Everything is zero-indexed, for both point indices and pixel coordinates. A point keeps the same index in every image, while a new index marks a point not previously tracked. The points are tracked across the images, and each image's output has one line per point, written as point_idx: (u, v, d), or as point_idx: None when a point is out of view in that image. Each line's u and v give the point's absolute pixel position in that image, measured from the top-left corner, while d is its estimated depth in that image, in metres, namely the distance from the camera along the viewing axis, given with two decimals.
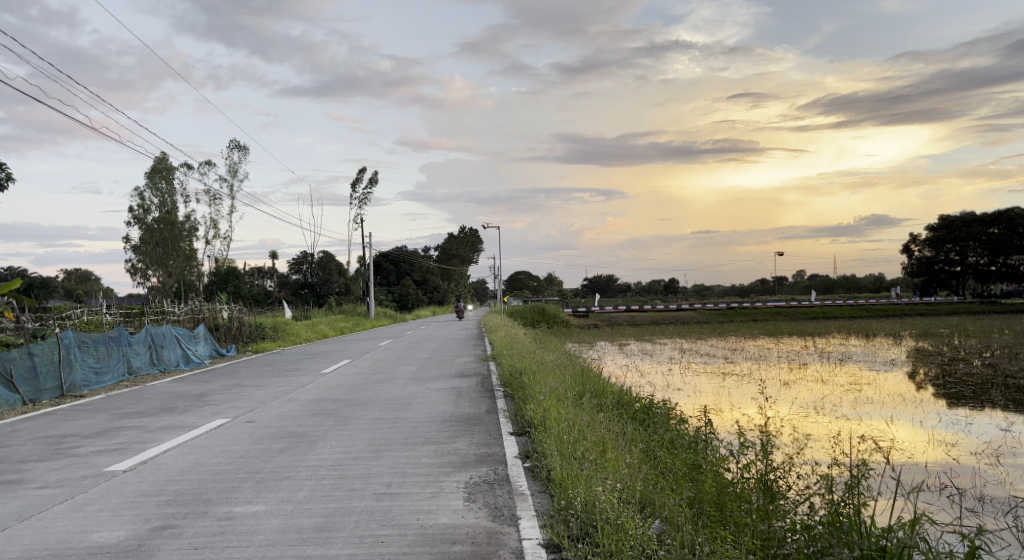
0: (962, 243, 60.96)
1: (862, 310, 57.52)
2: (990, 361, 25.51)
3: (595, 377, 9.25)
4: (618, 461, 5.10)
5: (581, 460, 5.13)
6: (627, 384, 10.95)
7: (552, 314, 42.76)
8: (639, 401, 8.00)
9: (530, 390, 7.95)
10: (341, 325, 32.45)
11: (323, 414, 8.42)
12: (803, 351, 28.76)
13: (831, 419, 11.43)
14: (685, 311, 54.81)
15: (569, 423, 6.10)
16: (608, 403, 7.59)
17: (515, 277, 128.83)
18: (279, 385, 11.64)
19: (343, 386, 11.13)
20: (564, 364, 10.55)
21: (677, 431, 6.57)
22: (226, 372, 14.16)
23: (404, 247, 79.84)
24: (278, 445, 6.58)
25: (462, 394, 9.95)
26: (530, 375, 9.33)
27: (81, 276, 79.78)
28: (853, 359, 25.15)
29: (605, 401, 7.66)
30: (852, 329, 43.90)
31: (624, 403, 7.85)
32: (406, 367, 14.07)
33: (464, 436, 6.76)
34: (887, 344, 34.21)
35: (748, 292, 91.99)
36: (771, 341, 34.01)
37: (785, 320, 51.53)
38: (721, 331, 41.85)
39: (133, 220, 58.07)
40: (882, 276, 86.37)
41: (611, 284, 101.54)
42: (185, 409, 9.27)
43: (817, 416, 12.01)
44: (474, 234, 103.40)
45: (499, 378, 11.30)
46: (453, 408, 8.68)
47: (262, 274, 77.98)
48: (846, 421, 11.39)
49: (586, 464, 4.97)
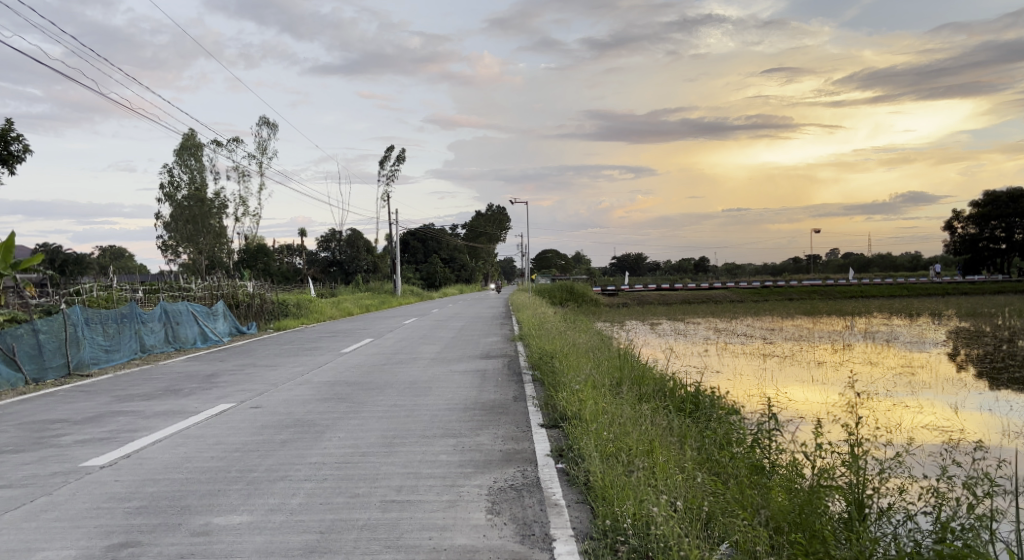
0: (1009, 219, 58.12)
1: (902, 289, 55.39)
2: None
3: (633, 362, 8.38)
4: (670, 467, 4.26)
5: (625, 464, 4.30)
6: (665, 368, 10.01)
7: (580, 292, 41.87)
8: (685, 388, 7.13)
9: (563, 376, 7.13)
10: (366, 303, 32.05)
11: (335, 399, 7.76)
12: (843, 331, 27.46)
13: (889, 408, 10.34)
14: (717, 290, 53.41)
15: (609, 416, 5.25)
16: (651, 391, 6.74)
17: (542, 256, 127.92)
18: (294, 365, 11.05)
19: (361, 368, 10.50)
20: (598, 347, 9.69)
21: (734, 424, 5.73)
22: (244, 351, 13.68)
23: (430, 224, 79.30)
24: (280, 437, 5.91)
25: (487, 378, 9.20)
26: (562, 358, 8.51)
27: (116, 252, 81.01)
28: (896, 339, 23.85)
29: (647, 389, 6.81)
30: (893, 308, 42.25)
31: (669, 390, 7.00)
32: (429, 347, 13.42)
33: (488, 427, 5.99)
34: (930, 324, 32.61)
35: (781, 271, 89.76)
36: (808, 321, 32.66)
37: (822, 299, 49.91)
38: (756, 310, 40.49)
39: (163, 197, 58.42)
40: (920, 254, 83.40)
41: (640, 263, 100.05)
42: (191, 391, 8.73)
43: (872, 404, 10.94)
44: (501, 211, 102.40)
45: (528, 361, 10.54)
46: (477, 394, 7.94)
47: (291, 251, 78.41)
48: (908, 409, 10.29)
49: (633, 471, 4.14)
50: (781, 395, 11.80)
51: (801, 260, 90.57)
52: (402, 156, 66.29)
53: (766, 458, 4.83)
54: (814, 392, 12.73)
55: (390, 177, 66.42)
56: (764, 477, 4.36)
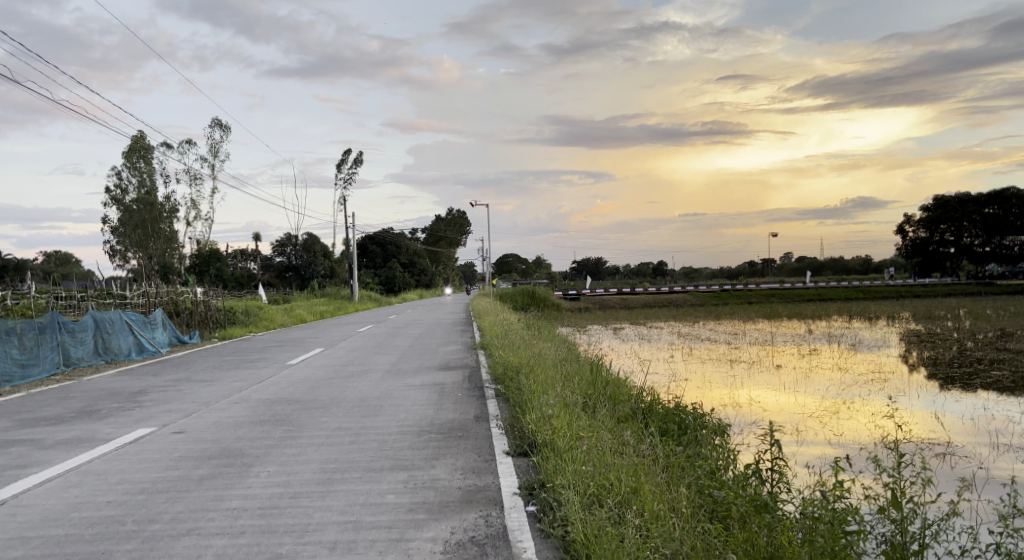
0: (957, 223, 59.95)
1: (857, 292, 56.53)
2: (990, 342, 24.45)
3: (603, 373, 7.69)
4: (667, 514, 3.56)
5: (613, 515, 3.57)
6: (633, 379, 9.39)
7: (542, 297, 41.33)
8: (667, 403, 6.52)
9: (532, 392, 6.44)
10: (321, 309, 30.74)
11: (273, 422, 6.79)
12: (803, 335, 27.58)
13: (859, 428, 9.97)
14: (678, 294, 53.48)
15: (585, 444, 4.53)
16: (629, 409, 6.10)
17: (503, 261, 127.36)
18: (233, 380, 9.95)
19: (307, 382, 9.49)
20: (566, 358, 9.00)
21: (726, 451, 5.11)
22: (182, 362, 12.47)
23: (390, 228, 77.91)
24: (199, 472, 4.91)
25: (446, 394, 8.38)
26: (531, 370, 7.83)
27: (59, 257, 77.18)
28: (853, 343, 23.93)
29: (625, 406, 6.17)
30: (849, 311, 42.98)
31: (649, 407, 6.38)
32: (385, 357, 12.50)
33: (446, 457, 5.20)
34: (884, 326, 33.19)
35: (738, 275, 91.07)
36: (769, 325, 32.76)
37: (781, 303, 50.41)
38: (717, 314, 40.63)
39: (110, 200, 55.85)
40: (870, 258, 85.72)
41: (600, 268, 100.43)
42: (108, 411, 7.62)
43: (840, 422, 10.59)
44: (462, 215, 101.35)
45: (490, 373, 9.82)
46: (434, 413, 7.11)
47: (245, 256, 75.96)
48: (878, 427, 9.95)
49: (627, 525, 3.41)
50: (755, 409, 11.42)
51: (757, 264, 92.16)
52: (359, 159, 64.95)
53: (769, 496, 4.18)
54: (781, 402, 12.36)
55: (347, 180, 64.98)
56: (775, 518, 3.71)
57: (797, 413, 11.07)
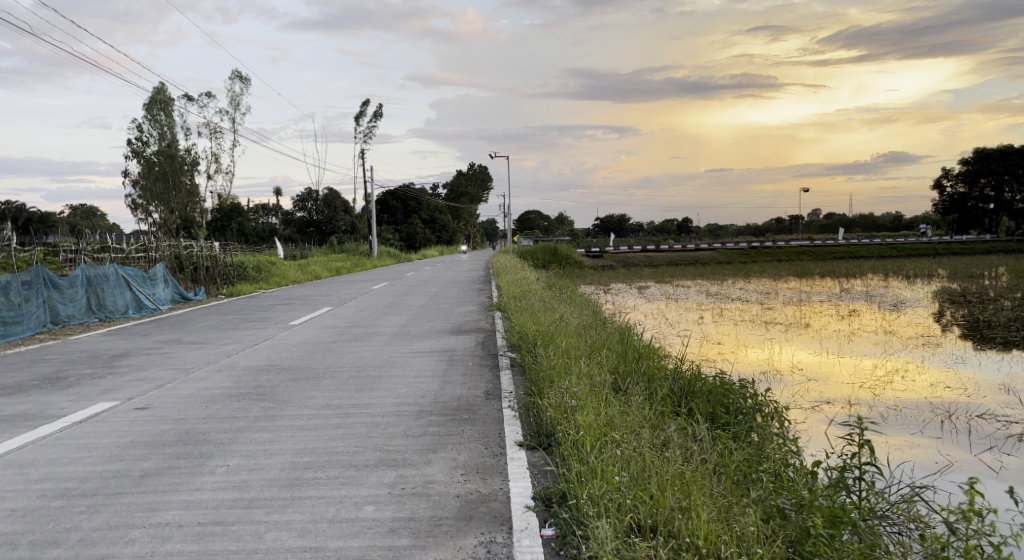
0: (999, 178, 57.06)
1: (892, 250, 54.42)
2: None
3: (633, 344, 6.68)
4: None
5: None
6: (665, 348, 8.40)
7: (565, 254, 40.26)
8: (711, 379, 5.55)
9: (551, 368, 5.47)
10: (337, 265, 29.97)
11: (252, 397, 5.85)
12: (835, 294, 26.37)
13: (913, 405, 8.96)
14: (705, 252, 52.08)
15: (624, 448, 3.59)
16: (667, 389, 5.15)
17: (526, 217, 125.92)
18: (225, 343, 9.10)
19: (304, 348, 8.60)
20: (592, 325, 8.01)
21: (793, 448, 4.19)
22: (179, 321, 11.66)
23: (410, 183, 76.74)
24: (145, 465, 3.99)
25: (455, 363, 7.47)
26: (551, 339, 6.85)
27: (87, 210, 77.37)
28: (889, 304, 22.67)
29: (663, 384, 5.21)
30: (884, 269, 41.33)
31: (689, 383, 5.42)
32: (394, 318, 11.62)
33: (445, 450, 4.26)
34: (917, 285, 31.74)
35: (764, 231, 88.82)
36: (799, 283, 31.43)
37: (811, 260, 48.76)
38: (745, 272, 39.28)
39: (132, 153, 55.44)
40: (902, 215, 82.82)
41: (624, 225, 98.75)
42: (78, 377, 6.76)
43: (891, 394, 9.58)
44: (484, 170, 99.69)
45: (505, 338, 8.89)
46: (438, 388, 6.18)
47: (267, 211, 75.62)
48: (933, 405, 8.93)
49: None
50: (797, 377, 10.43)
51: (784, 221, 89.64)
52: (379, 112, 63.51)
53: (862, 530, 3.26)
54: (822, 371, 11.33)
55: (366, 135, 63.74)
56: None
57: (842, 384, 10.09)
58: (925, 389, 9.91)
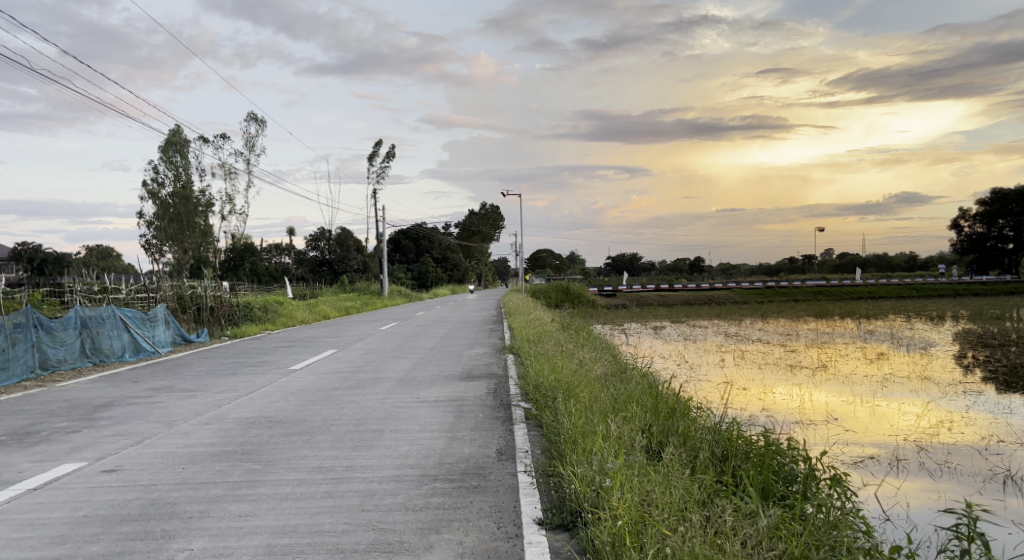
0: (1018, 218, 56.12)
1: (911, 290, 53.29)
2: None
3: (663, 398, 5.99)
4: None
5: None
6: (693, 398, 7.70)
7: (578, 293, 39.66)
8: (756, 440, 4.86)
9: (573, 428, 4.81)
10: (346, 304, 29.50)
11: (235, 458, 5.19)
12: (857, 336, 25.50)
13: (965, 459, 8.15)
14: (719, 291, 51.32)
15: (674, 539, 2.90)
16: (710, 454, 4.46)
17: (537, 256, 125.83)
18: (219, 390, 8.48)
19: (303, 397, 7.98)
20: (614, 373, 7.32)
21: (868, 531, 3.52)
22: (176, 366, 11.09)
23: (422, 223, 76.89)
24: (92, 550, 3.34)
25: (465, 414, 6.79)
26: (571, 391, 6.18)
27: (104, 251, 77.87)
28: (915, 346, 21.80)
29: (704, 448, 4.52)
30: (904, 310, 40.30)
31: (733, 445, 4.73)
32: (401, 362, 11.00)
33: (450, 530, 3.58)
34: (940, 327, 30.77)
35: (778, 271, 87.95)
36: (820, 324, 30.56)
37: (829, 301, 47.79)
38: (762, 312, 38.39)
39: (147, 195, 55.97)
40: (917, 254, 81.72)
41: (635, 263, 98.26)
42: (51, 432, 6.15)
43: (938, 446, 8.79)
44: (495, 209, 99.97)
45: (519, 386, 8.19)
46: (444, 446, 5.48)
47: (280, 251, 75.88)
48: (987, 459, 8.13)
49: None
50: (834, 427, 9.66)
51: (797, 260, 88.68)
52: (392, 152, 64.02)
53: None
54: (860, 419, 10.52)
55: (378, 175, 64.16)
56: None
57: (883, 435, 9.31)
58: (975, 440, 9.09)
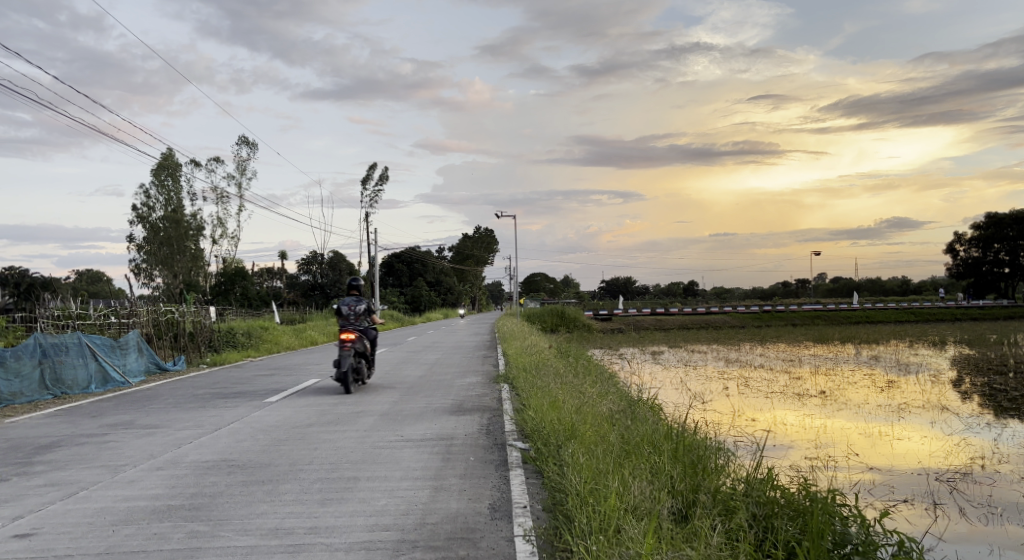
0: (1013, 242, 56.06)
1: (909, 315, 52.86)
2: None
3: (681, 446, 5.25)
4: None
5: None
6: (710, 437, 6.98)
7: (573, 317, 38.94)
8: (804, 503, 4.12)
9: (586, 489, 4.01)
10: (336, 330, 28.65)
11: (179, 516, 4.39)
12: (860, 362, 24.88)
13: (1006, 497, 7.42)
14: (716, 315, 50.77)
15: None
16: (753, 524, 3.70)
17: (532, 279, 125.29)
18: (182, 428, 7.64)
19: (275, 435, 7.15)
20: (621, 412, 6.57)
21: None
22: (144, 398, 10.23)
23: (417, 246, 76.32)
24: None
25: (454, 457, 6.02)
26: (577, 439, 5.39)
27: (92, 275, 76.33)
28: (920, 373, 21.23)
29: (744, 519, 3.76)
30: (904, 334, 39.78)
31: (776, 515, 3.98)
32: (387, 393, 10.20)
33: None
34: (941, 352, 30.20)
35: (772, 295, 87.73)
36: (821, 350, 29.99)
37: (827, 325, 47.28)
38: (761, 337, 37.72)
39: (137, 218, 55.20)
40: (910, 279, 81.61)
41: (630, 287, 97.85)
42: None
43: (971, 481, 8.08)
44: (489, 233, 99.54)
45: (514, 423, 7.39)
46: (427, 501, 4.69)
47: (272, 275, 74.98)
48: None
49: None
50: (856, 463, 8.95)
51: (791, 284, 88.49)
52: (386, 176, 63.66)
53: None
54: (881, 454, 9.79)
55: (372, 199, 63.68)
56: None
57: (909, 471, 8.60)
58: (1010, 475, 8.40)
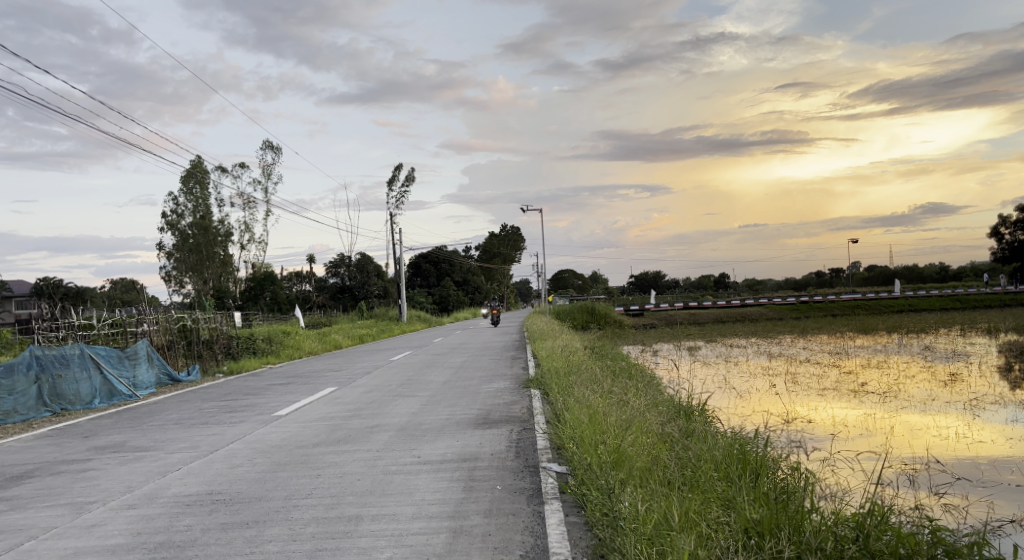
0: None
1: (955, 302, 50.53)
2: None
3: (755, 477, 4.28)
4: None
5: None
6: (771, 448, 6.02)
7: (603, 313, 37.78)
8: (943, 558, 3.11)
9: (652, 554, 3.02)
10: (361, 332, 28.01)
11: None
12: (910, 353, 23.41)
13: None
14: (751, 307, 49.15)
15: None
16: None
17: (559, 276, 124.07)
18: (175, 451, 6.81)
19: (275, 459, 6.25)
20: (676, 429, 5.58)
21: None
22: (148, 413, 9.49)
23: (443, 246, 75.79)
24: None
25: (476, 486, 5.04)
26: (629, 471, 4.38)
27: (126, 283, 77.24)
28: (980, 363, 19.76)
29: None
30: (952, 323, 37.80)
31: None
32: (408, 403, 9.30)
33: None
34: (995, 340, 28.42)
35: (806, 286, 85.24)
36: (865, 341, 28.46)
37: (869, 315, 45.31)
38: (801, 329, 36.10)
39: (166, 225, 55.59)
40: (950, 266, 78.48)
41: (659, 282, 96.01)
42: None
43: None
44: (515, 231, 98.55)
45: (548, 439, 6.42)
46: (444, 552, 3.71)
47: (300, 278, 75.12)
48: None
49: None
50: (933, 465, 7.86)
51: (825, 274, 85.81)
52: (411, 176, 63.28)
53: None
54: (956, 456, 8.69)
55: (397, 200, 63.27)
56: None
57: (998, 474, 7.49)
58: None
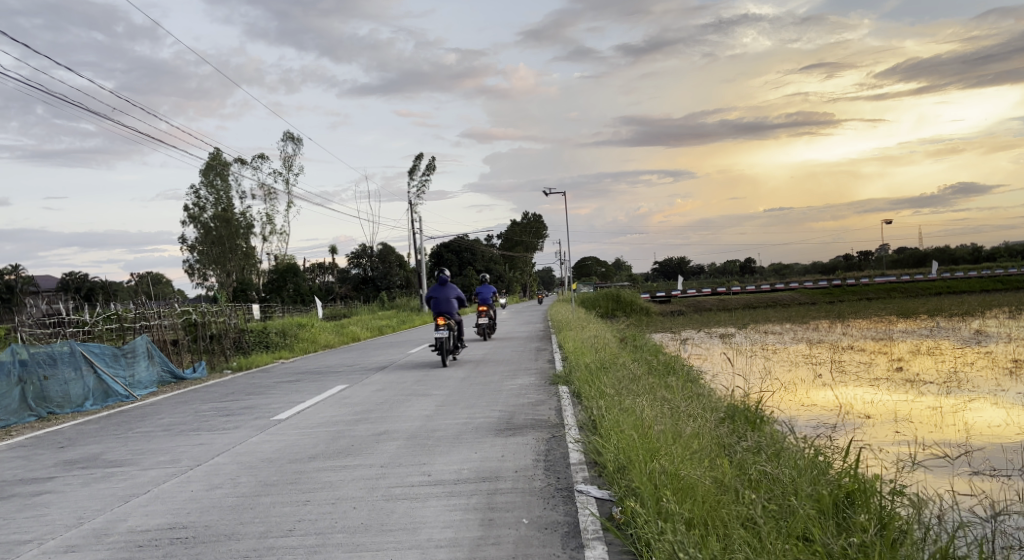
0: None
1: (996, 283, 48.29)
2: None
3: (865, 529, 3.27)
4: None
5: None
6: (846, 462, 5.02)
7: (629, 300, 36.54)
8: None
9: None
10: (380, 324, 27.17)
11: None
12: (959, 337, 21.95)
13: None
14: (782, 291, 47.47)
15: None
16: None
17: (581, 264, 122.74)
18: (150, 467, 5.88)
19: (259, 478, 5.28)
20: (741, 447, 4.54)
21: None
22: (139, 417, 8.63)
23: (465, 235, 74.91)
24: None
25: (494, 521, 4.00)
26: (701, 512, 3.34)
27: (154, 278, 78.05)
28: None
29: None
30: (996, 305, 35.88)
31: None
32: (422, 404, 8.30)
33: None
34: None
35: (835, 269, 82.94)
36: (909, 325, 26.87)
37: (905, 298, 43.42)
38: (837, 313, 34.57)
39: (188, 218, 55.56)
40: (985, 247, 75.66)
41: (683, 267, 94.10)
42: None
43: None
44: (537, 218, 97.33)
45: (583, 452, 5.39)
46: None
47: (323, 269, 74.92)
48: None
49: None
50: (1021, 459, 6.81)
51: (855, 257, 83.29)
52: (432, 164, 62.40)
53: None
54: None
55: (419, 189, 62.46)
56: None
57: None
58: None
